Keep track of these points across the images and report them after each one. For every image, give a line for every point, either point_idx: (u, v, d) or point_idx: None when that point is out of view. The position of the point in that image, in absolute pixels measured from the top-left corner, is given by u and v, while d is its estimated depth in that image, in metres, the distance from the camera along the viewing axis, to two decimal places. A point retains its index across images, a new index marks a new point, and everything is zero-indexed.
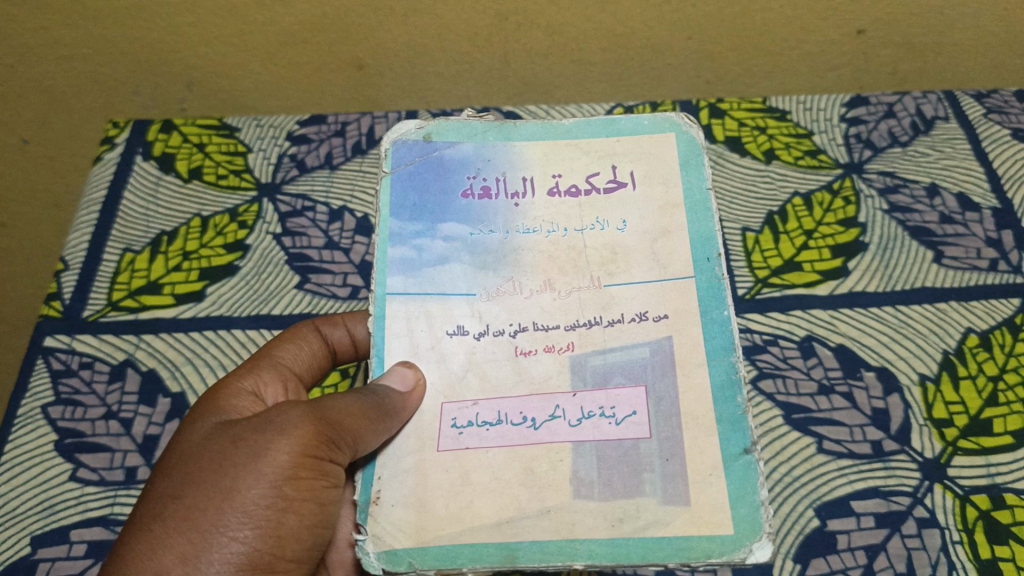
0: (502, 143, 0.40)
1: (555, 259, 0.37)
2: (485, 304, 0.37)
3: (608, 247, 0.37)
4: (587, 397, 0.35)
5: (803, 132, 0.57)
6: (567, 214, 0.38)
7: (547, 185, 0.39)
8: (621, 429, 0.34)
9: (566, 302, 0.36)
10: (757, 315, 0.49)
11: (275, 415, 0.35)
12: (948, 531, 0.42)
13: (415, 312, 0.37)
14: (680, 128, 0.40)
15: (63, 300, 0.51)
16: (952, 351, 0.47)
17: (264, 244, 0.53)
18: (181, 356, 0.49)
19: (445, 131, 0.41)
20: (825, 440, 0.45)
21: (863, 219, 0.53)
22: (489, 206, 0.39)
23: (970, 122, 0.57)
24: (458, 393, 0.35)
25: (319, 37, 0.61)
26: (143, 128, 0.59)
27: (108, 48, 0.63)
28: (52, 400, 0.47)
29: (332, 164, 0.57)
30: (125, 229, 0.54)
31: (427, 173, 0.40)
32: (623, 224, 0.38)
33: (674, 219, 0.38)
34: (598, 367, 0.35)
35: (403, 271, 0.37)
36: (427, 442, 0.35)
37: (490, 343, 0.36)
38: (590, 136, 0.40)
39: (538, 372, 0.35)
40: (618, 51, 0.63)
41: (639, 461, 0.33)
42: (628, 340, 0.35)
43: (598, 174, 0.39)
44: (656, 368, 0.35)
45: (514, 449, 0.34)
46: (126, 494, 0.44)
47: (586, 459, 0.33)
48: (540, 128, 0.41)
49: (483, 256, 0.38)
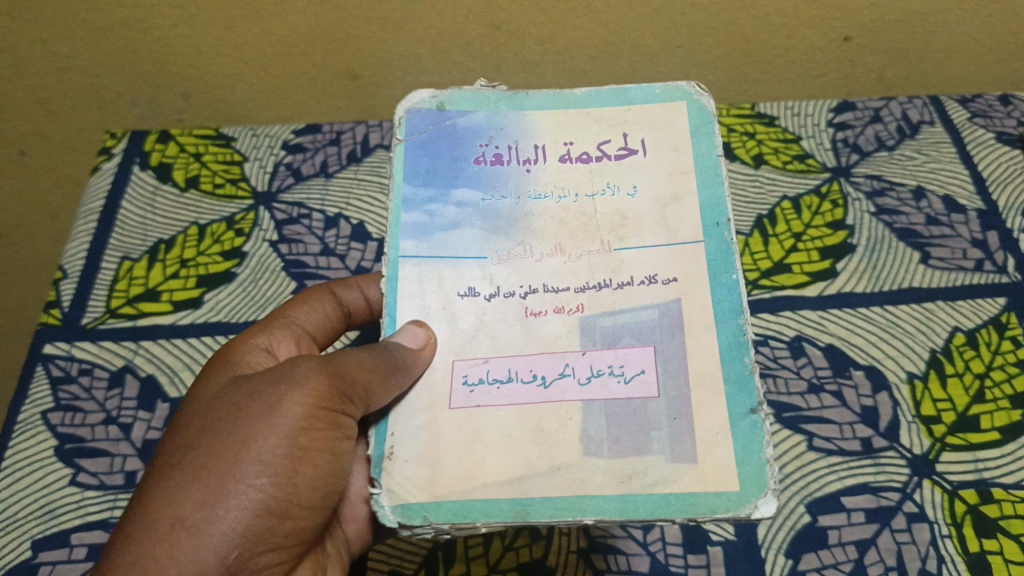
0: (513, 113, 0.41)
1: (566, 224, 0.38)
2: (496, 268, 0.37)
3: (618, 213, 0.38)
4: (596, 356, 0.35)
5: (792, 137, 0.59)
6: (576, 180, 0.39)
7: (557, 153, 0.40)
8: (630, 387, 0.34)
9: (577, 265, 0.37)
10: (747, 317, 0.50)
11: (285, 370, 0.36)
12: (937, 525, 0.42)
13: (428, 275, 0.37)
14: (691, 96, 0.41)
15: (63, 308, 0.52)
16: (939, 350, 0.48)
17: (262, 252, 0.54)
18: (180, 362, 0.49)
19: (456, 100, 0.41)
20: (815, 438, 0.45)
21: (851, 222, 0.54)
22: (499, 173, 0.39)
23: (955, 125, 0.58)
24: (468, 351, 0.36)
25: (315, 48, 0.63)
26: (139, 138, 0.60)
27: (105, 60, 0.64)
28: (52, 406, 0.47)
29: (327, 172, 0.58)
30: (123, 238, 0.55)
31: (438, 142, 0.40)
32: (633, 189, 0.39)
33: (686, 184, 0.38)
34: (607, 327, 0.36)
35: (415, 234, 0.38)
36: (438, 399, 0.35)
37: (500, 305, 0.37)
38: (600, 105, 0.41)
39: (547, 332, 0.36)
40: (610, 59, 0.64)
41: (648, 420, 0.33)
42: (637, 302, 0.36)
43: (609, 142, 0.40)
44: (664, 330, 0.35)
45: (524, 407, 0.34)
46: (126, 498, 0.44)
47: (596, 418, 0.34)
48: (549, 99, 0.41)
49: (494, 222, 0.38)
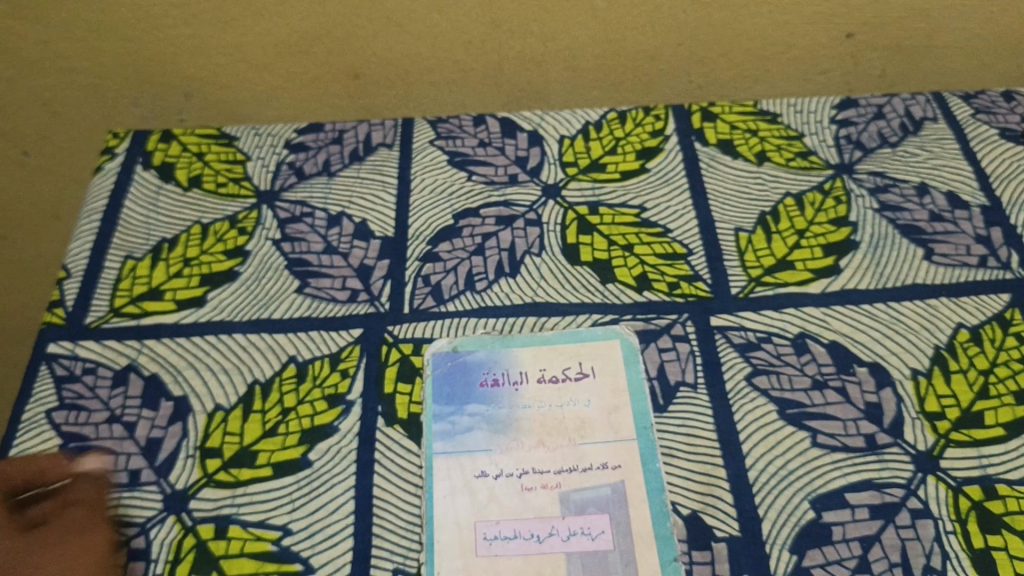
0: (504, 350, 0.48)
1: (543, 423, 0.46)
2: (501, 456, 0.45)
3: (576, 419, 0.46)
4: (573, 520, 0.43)
5: (794, 134, 0.59)
6: (549, 395, 0.47)
7: (536, 377, 0.47)
8: (597, 542, 0.42)
9: (554, 453, 0.45)
10: (750, 313, 0.49)
11: (72, 532, 0.41)
12: (941, 522, 0.42)
13: (451, 465, 0.44)
14: (620, 335, 0.49)
15: (66, 307, 0.51)
16: (943, 346, 0.48)
17: (265, 250, 0.54)
18: (183, 361, 0.49)
19: (468, 343, 0.49)
20: (819, 434, 0.45)
21: (854, 218, 0.54)
22: (500, 395, 0.47)
23: (958, 122, 0.58)
24: (485, 515, 0.43)
25: (317, 47, 0.63)
26: (142, 138, 0.60)
27: (107, 60, 0.64)
28: (55, 405, 0.47)
29: (330, 171, 0.58)
30: (127, 237, 0.55)
31: (456, 375, 0.48)
32: (587, 402, 0.46)
33: (624, 397, 0.46)
34: (578, 500, 0.43)
35: (441, 435, 0.45)
36: (468, 549, 0.42)
37: (505, 483, 0.44)
38: (562, 342, 0.49)
39: (537, 502, 0.43)
40: (611, 57, 0.64)
41: (607, 564, 0.41)
42: (594, 482, 0.44)
43: (569, 369, 0.48)
44: (616, 502, 0.43)
45: (529, 557, 0.42)
46: (130, 496, 0.44)
47: (576, 564, 0.41)
48: (529, 338, 0.49)
49: (498, 426, 0.46)
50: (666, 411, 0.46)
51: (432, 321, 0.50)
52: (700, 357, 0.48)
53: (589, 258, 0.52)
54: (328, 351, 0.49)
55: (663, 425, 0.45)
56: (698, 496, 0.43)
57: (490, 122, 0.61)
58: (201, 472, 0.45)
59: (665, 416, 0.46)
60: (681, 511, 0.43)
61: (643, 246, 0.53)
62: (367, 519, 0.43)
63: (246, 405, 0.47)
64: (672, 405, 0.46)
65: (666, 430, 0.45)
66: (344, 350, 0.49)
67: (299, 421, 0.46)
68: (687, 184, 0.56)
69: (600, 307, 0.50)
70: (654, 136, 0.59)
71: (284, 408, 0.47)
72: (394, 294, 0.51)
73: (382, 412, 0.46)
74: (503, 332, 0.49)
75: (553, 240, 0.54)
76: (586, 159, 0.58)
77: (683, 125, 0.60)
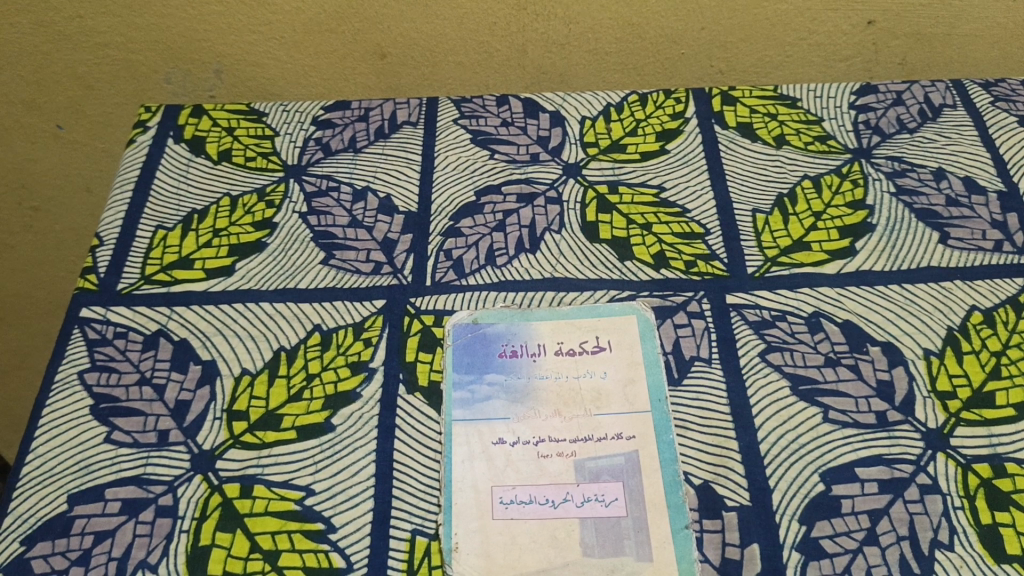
0: (523, 323, 0.50)
1: (560, 394, 0.47)
2: (517, 424, 0.46)
3: (593, 390, 0.47)
4: (587, 487, 0.44)
5: (813, 119, 0.60)
6: (566, 366, 0.48)
7: (554, 349, 0.49)
8: (610, 509, 0.43)
9: (570, 422, 0.46)
10: (765, 292, 0.50)
11: None
12: (950, 497, 0.43)
13: (470, 432, 0.46)
14: (639, 311, 0.50)
15: (99, 273, 0.53)
16: (956, 328, 0.49)
17: (292, 223, 0.55)
18: (211, 327, 0.50)
19: (488, 315, 0.50)
20: (830, 410, 0.46)
21: (871, 202, 0.54)
22: (518, 366, 0.48)
23: (977, 109, 0.59)
24: (502, 480, 0.44)
25: (345, 26, 0.64)
26: (174, 112, 0.62)
27: (141, 36, 0.66)
28: (88, 366, 0.49)
29: (356, 147, 0.60)
30: (157, 207, 0.57)
31: (476, 345, 0.49)
32: (604, 374, 0.47)
33: (639, 370, 0.47)
34: (592, 467, 0.44)
35: (460, 402, 0.47)
36: (485, 511, 0.43)
37: (521, 450, 0.45)
38: (581, 315, 0.50)
39: (553, 469, 0.44)
40: (634, 40, 0.65)
41: (621, 530, 0.42)
42: (609, 451, 0.45)
43: (587, 342, 0.49)
44: (629, 471, 0.44)
45: (544, 521, 0.43)
46: (158, 455, 0.45)
47: (589, 529, 0.42)
48: (548, 312, 0.50)
49: (516, 395, 0.47)
50: (680, 383, 0.47)
51: (453, 294, 0.51)
52: (716, 333, 0.49)
53: (608, 236, 0.53)
54: (352, 321, 0.50)
55: (677, 397, 0.46)
56: (710, 467, 0.44)
57: (514, 102, 0.62)
58: (228, 433, 0.46)
59: (680, 389, 0.47)
60: (693, 481, 0.44)
61: (661, 225, 0.54)
62: (387, 481, 0.44)
63: (272, 370, 0.48)
64: (687, 378, 0.47)
65: (680, 402, 0.46)
66: (367, 320, 0.50)
67: (323, 387, 0.48)
68: (706, 166, 0.57)
69: (617, 283, 0.51)
70: (674, 118, 0.60)
71: (309, 374, 0.48)
72: (417, 267, 0.52)
73: (404, 379, 0.48)
74: (522, 305, 0.50)
75: (573, 218, 0.55)
76: (607, 140, 0.59)
77: (703, 108, 0.61)
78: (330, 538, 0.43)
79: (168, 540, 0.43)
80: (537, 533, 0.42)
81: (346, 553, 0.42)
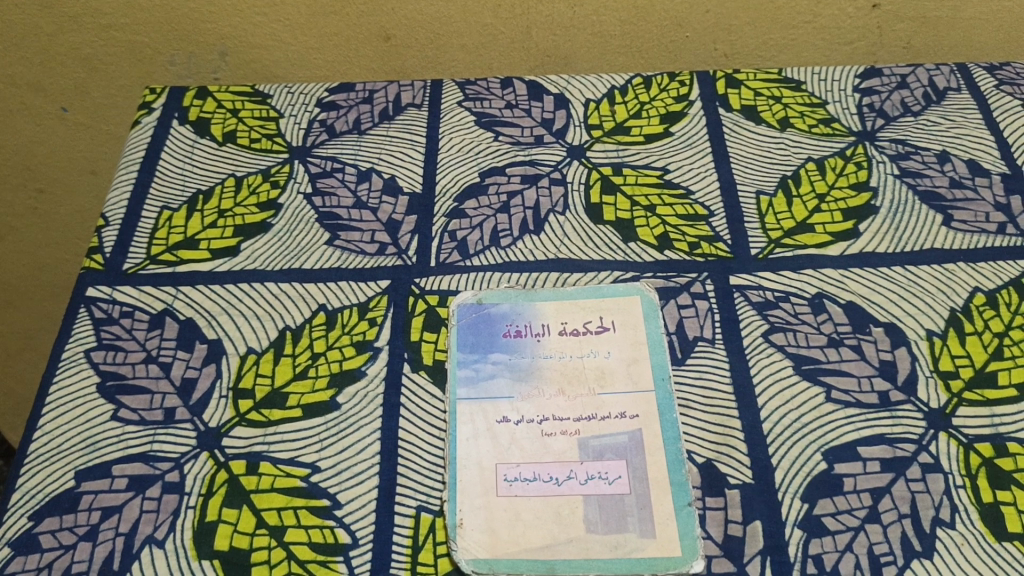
0: (527, 303, 0.50)
1: (564, 374, 0.47)
2: (521, 403, 0.46)
3: (597, 369, 0.47)
4: (590, 465, 0.44)
5: (818, 102, 0.60)
6: (570, 346, 0.48)
7: (558, 329, 0.49)
8: (613, 486, 0.43)
9: (574, 401, 0.46)
10: (769, 273, 0.50)
11: None
12: (951, 476, 0.43)
13: (475, 410, 0.46)
14: (643, 292, 0.50)
15: (105, 253, 0.53)
16: (959, 309, 0.49)
17: (297, 204, 0.55)
18: (217, 306, 0.50)
19: (493, 295, 0.50)
20: (833, 389, 0.46)
21: (874, 184, 0.54)
22: (522, 345, 0.48)
23: (981, 93, 0.59)
24: (506, 457, 0.45)
25: (350, 8, 0.64)
26: (179, 94, 0.62)
27: (146, 18, 0.66)
28: (94, 344, 0.49)
29: (360, 129, 0.60)
30: (163, 188, 0.57)
31: (481, 325, 0.49)
32: (608, 354, 0.48)
33: (643, 350, 0.48)
34: (595, 446, 0.45)
35: (465, 381, 0.47)
36: (490, 488, 0.44)
37: (525, 428, 0.45)
38: (584, 295, 0.50)
39: (557, 447, 0.45)
40: (638, 23, 0.65)
41: (624, 507, 0.43)
42: (612, 429, 0.45)
43: (590, 322, 0.49)
44: (633, 449, 0.44)
45: (548, 498, 0.43)
46: (164, 433, 0.46)
47: (593, 506, 0.43)
48: (552, 293, 0.50)
49: (520, 374, 0.47)
50: (683, 363, 0.47)
51: (458, 274, 0.51)
52: (719, 314, 0.49)
53: (612, 218, 0.54)
54: (357, 300, 0.50)
55: (680, 377, 0.47)
56: (713, 445, 0.44)
57: (518, 84, 0.62)
58: (233, 411, 0.46)
59: (683, 368, 0.47)
60: (696, 459, 0.44)
61: (665, 206, 0.54)
62: (392, 459, 0.44)
63: (277, 348, 0.49)
64: (690, 358, 0.47)
65: (683, 381, 0.46)
66: (372, 300, 0.50)
67: (329, 366, 0.48)
68: (710, 148, 0.57)
69: (621, 264, 0.51)
70: (678, 101, 0.60)
71: (314, 353, 0.48)
72: (421, 248, 0.53)
73: (409, 358, 0.48)
74: (526, 286, 0.51)
75: (578, 199, 0.55)
76: (612, 122, 0.60)
77: (708, 90, 0.61)
78: (335, 514, 0.43)
79: (175, 516, 0.43)
80: (541, 510, 0.43)
81: (351, 529, 0.42)
